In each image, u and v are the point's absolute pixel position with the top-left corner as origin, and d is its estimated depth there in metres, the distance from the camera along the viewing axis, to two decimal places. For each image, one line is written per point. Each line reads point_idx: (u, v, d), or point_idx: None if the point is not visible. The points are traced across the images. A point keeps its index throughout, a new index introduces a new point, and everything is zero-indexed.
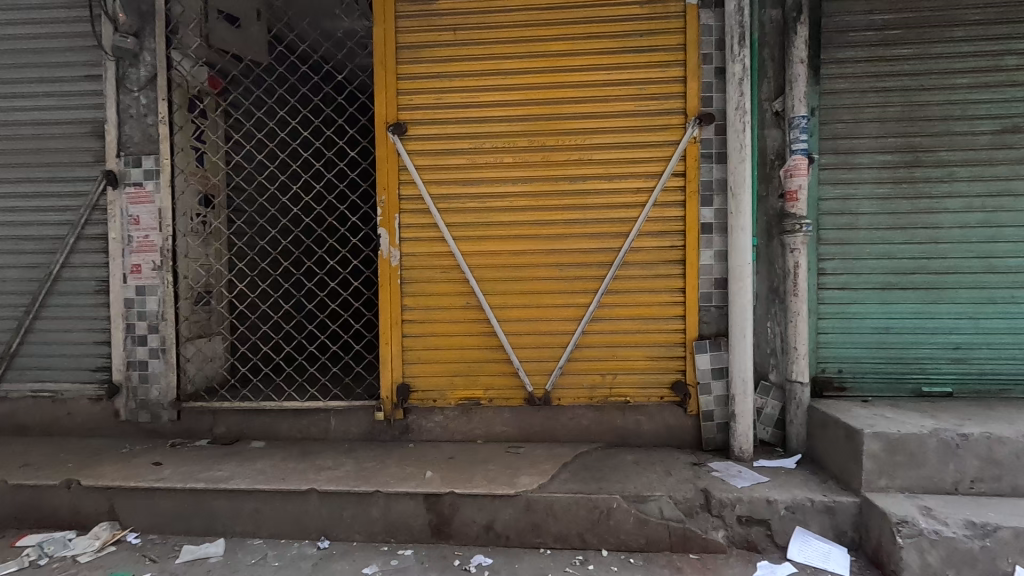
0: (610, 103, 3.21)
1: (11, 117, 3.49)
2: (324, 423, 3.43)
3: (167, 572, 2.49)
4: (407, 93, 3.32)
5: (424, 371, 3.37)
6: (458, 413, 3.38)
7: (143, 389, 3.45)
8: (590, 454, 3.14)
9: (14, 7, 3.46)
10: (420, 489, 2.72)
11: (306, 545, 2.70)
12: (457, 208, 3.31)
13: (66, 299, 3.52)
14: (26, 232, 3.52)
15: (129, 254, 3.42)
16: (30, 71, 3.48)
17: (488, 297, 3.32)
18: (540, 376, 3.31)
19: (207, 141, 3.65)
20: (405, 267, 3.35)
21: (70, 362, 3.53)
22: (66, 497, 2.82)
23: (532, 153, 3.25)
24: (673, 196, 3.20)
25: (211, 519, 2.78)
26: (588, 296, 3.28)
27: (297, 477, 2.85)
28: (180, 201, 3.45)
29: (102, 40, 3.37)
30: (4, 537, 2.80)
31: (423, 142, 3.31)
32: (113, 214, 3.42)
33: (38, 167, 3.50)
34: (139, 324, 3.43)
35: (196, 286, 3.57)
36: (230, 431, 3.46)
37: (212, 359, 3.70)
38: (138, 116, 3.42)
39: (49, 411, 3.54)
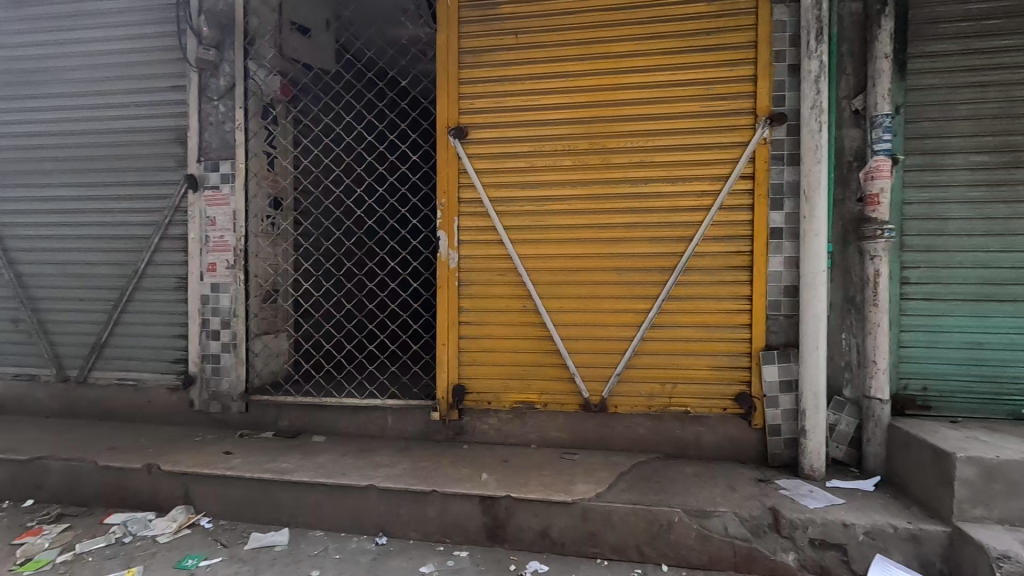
0: (674, 105, 3.13)
1: (105, 126, 3.79)
2: (381, 421, 3.50)
3: (237, 557, 2.61)
4: (469, 98, 3.36)
5: (480, 373, 3.38)
6: (512, 417, 3.37)
7: (215, 381, 3.64)
8: (648, 464, 3.05)
9: (111, 24, 3.77)
10: (476, 491, 2.72)
11: (364, 540, 2.76)
12: (515, 211, 3.31)
13: (149, 294, 3.77)
14: (116, 231, 3.80)
15: (206, 254, 3.63)
16: (123, 83, 3.77)
17: (545, 301, 3.30)
18: (597, 383, 3.25)
19: (279, 146, 3.83)
20: (463, 270, 3.39)
21: (151, 353, 3.78)
22: (147, 480, 3.01)
23: (592, 156, 3.21)
24: (740, 200, 3.07)
25: (277, 509, 2.88)
26: (648, 302, 3.20)
27: (356, 473, 2.92)
28: (253, 204, 3.63)
29: (187, 53, 3.60)
30: (93, 514, 3.01)
31: (483, 146, 3.34)
32: (193, 216, 3.64)
33: (129, 172, 3.77)
34: (213, 319, 3.63)
35: (265, 285, 3.74)
36: (293, 425, 3.61)
37: (278, 354, 3.86)
38: (217, 123, 3.62)
39: (132, 398, 3.80)
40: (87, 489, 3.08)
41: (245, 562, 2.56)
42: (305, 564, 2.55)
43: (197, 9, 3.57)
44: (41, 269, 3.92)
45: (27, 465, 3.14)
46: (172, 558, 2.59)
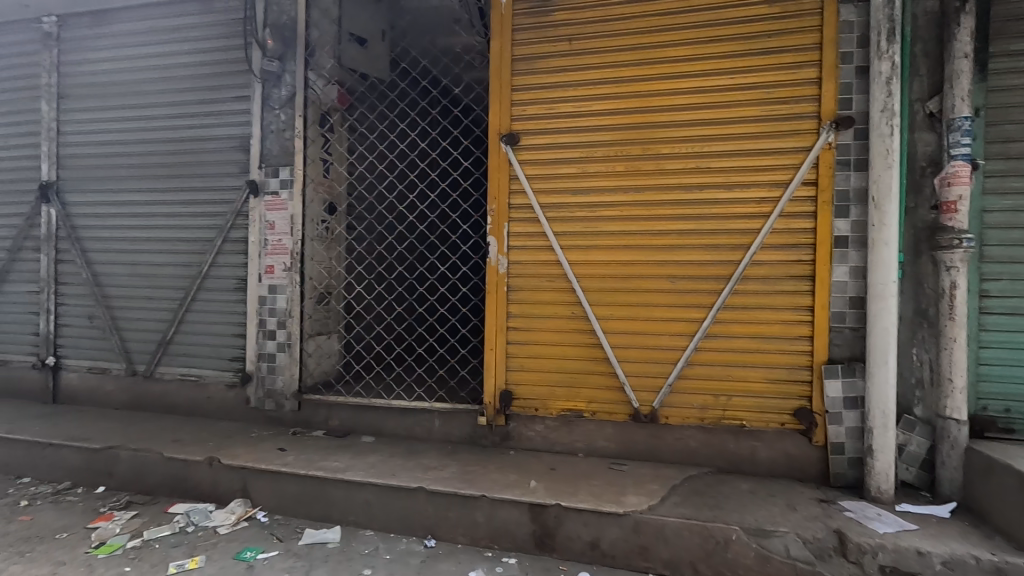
0: (732, 109, 3.05)
1: (176, 134, 4.01)
2: (428, 424, 3.54)
3: (292, 551, 2.68)
4: (521, 104, 3.38)
5: (527, 380, 3.37)
6: (559, 424, 3.34)
7: (270, 379, 3.77)
8: (700, 479, 2.95)
9: (184, 39, 4.00)
10: (525, 498, 2.70)
11: (413, 542, 2.78)
12: (566, 217, 3.30)
13: (212, 295, 3.95)
14: (183, 234, 4.00)
15: (264, 256, 3.77)
16: (193, 94, 3.98)
17: (595, 308, 3.27)
18: (647, 393, 3.19)
19: (334, 153, 3.95)
20: (512, 276, 3.39)
21: (211, 351, 3.95)
22: (208, 473, 3.14)
23: (645, 162, 3.17)
24: (801, 207, 2.96)
25: (329, 507, 2.95)
26: (702, 311, 3.12)
27: (406, 475, 2.96)
28: (309, 209, 3.76)
29: (252, 64, 3.78)
30: (158, 502, 3.16)
31: (534, 151, 3.35)
32: (254, 220, 3.80)
33: (195, 178, 3.97)
34: (270, 319, 3.76)
35: (319, 286, 3.85)
36: (343, 424, 3.69)
37: (329, 355, 3.95)
38: (278, 131, 3.77)
39: (194, 393, 3.98)
40: (153, 478, 3.23)
41: (299, 557, 2.63)
42: (357, 563, 2.59)
43: (262, 22, 3.76)
44: (114, 268, 4.17)
45: (100, 453, 3.32)
46: (231, 549, 2.68)
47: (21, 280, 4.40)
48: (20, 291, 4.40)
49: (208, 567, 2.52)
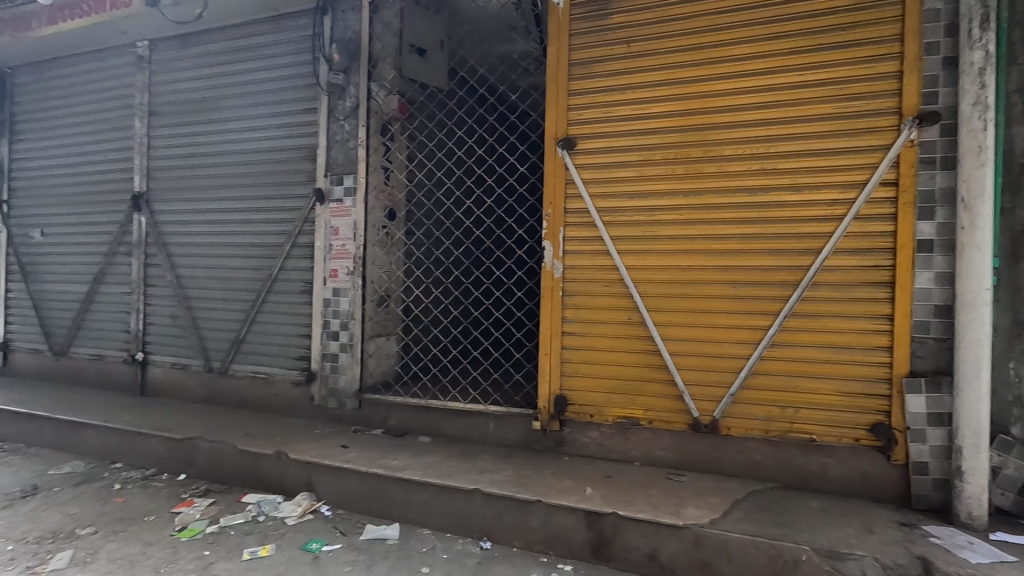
0: (800, 108, 2.92)
1: (250, 146, 4.28)
2: (483, 426, 3.58)
3: (354, 545, 2.78)
4: (577, 109, 3.37)
5: (582, 385, 3.34)
6: (615, 431, 3.29)
7: (333, 378, 3.94)
8: (765, 494, 2.82)
9: (259, 57, 4.27)
10: (581, 505, 2.68)
11: (469, 543, 2.82)
12: (623, 221, 3.25)
13: (281, 297, 4.17)
14: (255, 240, 4.26)
15: (329, 261, 3.95)
16: (266, 108, 4.24)
17: (653, 314, 3.20)
18: (708, 403, 3.08)
19: (395, 161, 4.08)
20: (568, 281, 3.38)
21: (279, 350, 4.17)
22: (277, 466, 3.31)
23: (705, 164, 3.08)
24: (879, 209, 2.78)
25: (388, 504, 3.04)
26: (767, 318, 2.99)
27: (462, 476, 3.00)
28: (371, 215, 3.90)
29: (320, 78, 3.98)
30: (233, 492, 3.36)
31: (591, 155, 3.33)
32: (320, 226, 3.99)
33: (267, 187, 4.22)
34: (333, 321, 3.93)
35: (379, 290, 3.98)
36: (400, 424, 3.80)
37: (388, 356, 4.08)
38: (342, 141, 3.95)
39: (263, 390, 4.21)
40: (228, 469, 3.45)
41: (361, 551, 2.72)
42: (415, 560, 2.65)
43: (329, 38, 3.96)
44: (195, 272, 4.49)
45: (182, 443, 3.58)
46: (298, 540, 2.82)
47: (115, 282, 4.82)
48: (114, 292, 4.83)
49: (278, 556, 2.66)
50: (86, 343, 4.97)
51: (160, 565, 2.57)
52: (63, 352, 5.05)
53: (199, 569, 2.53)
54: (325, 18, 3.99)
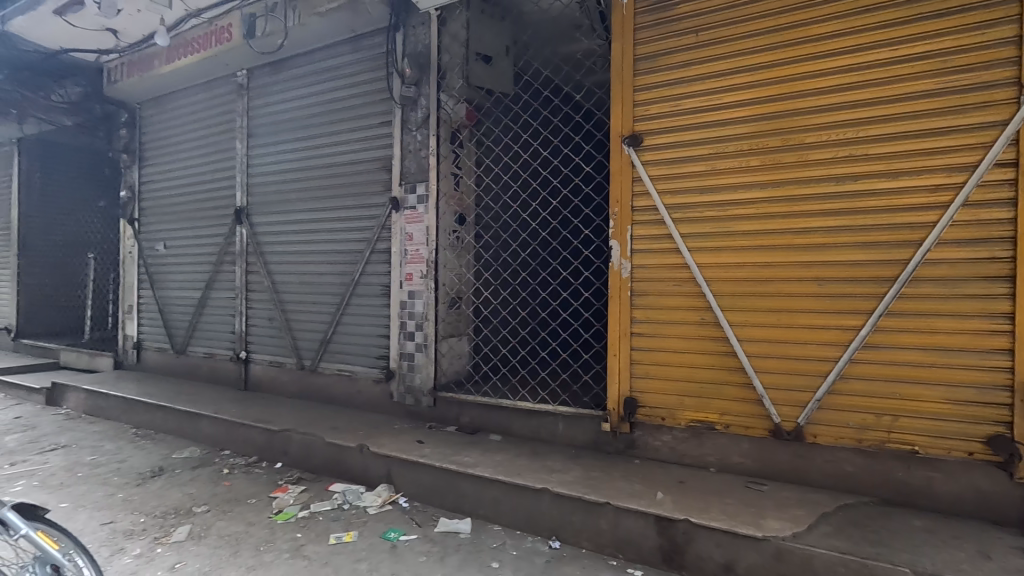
0: (894, 87, 2.66)
1: (334, 160, 4.61)
2: (552, 426, 3.60)
3: (429, 537, 2.91)
4: (644, 104, 3.29)
5: (653, 388, 3.26)
6: (688, 435, 3.17)
7: (409, 376, 4.14)
8: (859, 509, 2.60)
9: (340, 76, 4.59)
10: (652, 509, 2.62)
11: (539, 541, 2.85)
12: (693, 218, 3.14)
13: (362, 300, 4.46)
14: (339, 247, 4.58)
15: (404, 265, 4.16)
16: (347, 124, 4.54)
17: (727, 314, 3.05)
18: (791, 409, 2.90)
19: (463, 167, 4.21)
20: (636, 280, 3.31)
21: (362, 349, 4.45)
22: (360, 458, 3.55)
23: (785, 153, 2.90)
24: (993, 194, 2.47)
25: (461, 499, 3.15)
26: (858, 318, 2.75)
27: (531, 475, 3.05)
28: (442, 220, 4.06)
29: (394, 92, 4.21)
30: (321, 480, 3.64)
31: (658, 152, 3.24)
32: (396, 232, 4.21)
33: (349, 198, 4.52)
34: (409, 322, 4.13)
35: (451, 292, 4.12)
36: (473, 422, 3.91)
37: (460, 356, 4.21)
38: (415, 150, 4.14)
39: (348, 387, 4.52)
40: (317, 459, 3.74)
41: (435, 543, 2.84)
42: (486, 555, 2.73)
43: (402, 53, 4.18)
44: (288, 278, 4.92)
45: (278, 435, 3.94)
46: (378, 529, 3.00)
47: (223, 288, 5.39)
48: (222, 297, 5.39)
49: (360, 542, 2.85)
50: (201, 342, 5.60)
51: (260, 543, 2.84)
52: (182, 350, 5.72)
53: (292, 549, 2.77)
54: (397, 35, 4.21)
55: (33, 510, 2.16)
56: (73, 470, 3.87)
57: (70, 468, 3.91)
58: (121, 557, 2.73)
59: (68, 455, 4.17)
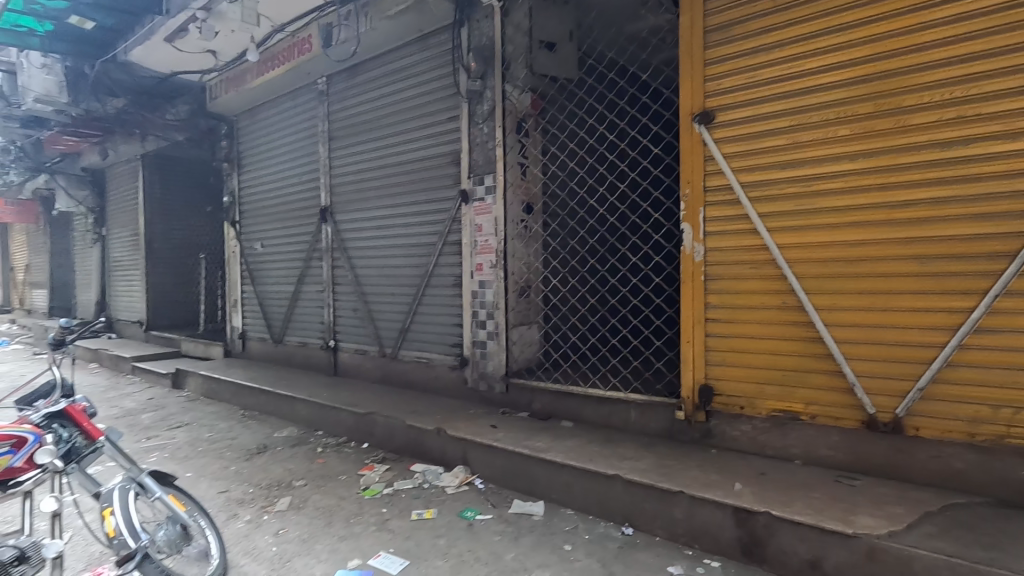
0: (1011, 36, 2.36)
1: (406, 157, 4.81)
2: (624, 414, 3.57)
3: (503, 517, 3.02)
4: (716, 78, 3.13)
5: (731, 375, 3.13)
6: (770, 426, 3.02)
7: (482, 364, 4.28)
8: (970, 510, 2.35)
9: (409, 75, 4.77)
10: (729, 500, 2.54)
11: (611, 527, 2.86)
12: (772, 196, 2.95)
13: (436, 290, 4.65)
14: (413, 240, 4.80)
15: (475, 256, 4.29)
16: (417, 121, 4.72)
17: (812, 297, 2.86)
18: (887, 398, 2.67)
19: (530, 156, 4.24)
20: (710, 264, 3.18)
21: (437, 337, 4.66)
22: (438, 441, 3.74)
23: (878, 120, 2.65)
24: None
25: (533, 482, 3.23)
26: (967, 299, 2.48)
27: (603, 462, 3.06)
28: (509, 210, 4.13)
29: (460, 87, 4.32)
30: (404, 461, 3.87)
31: (731, 128, 3.08)
32: (466, 224, 4.34)
33: (422, 193, 4.72)
34: (481, 310, 4.26)
35: (520, 281, 4.19)
36: (544, 408, 3.97)
37: (531, 344, 4.28)
38: (482, 143, 4.24)
39: (426, 373, 4.75)
40: (400, 441, 3.99)
41: (509, 523, 2.94)
42: (558, 537, 2.78)
43: (467, 48, 4.27)
44: (369, 270, 5.23)
45: (364, 417, 4.24)
46: (456, 507, 3.15)
47: (312, 282, 5.84)
48: (312, 290, 5.84)
49: (440, 519, 3.01)
50: (295, 332, 6.12)
51: (350, 515, 3.09)
52: (280, 340, 6.28)
53: (378, 522, 2.99)
54: (463, 30, 4.31)
55: (165, 476, 2.49)
56: (195, 445, 4.41)
57: (193, 443, 4.46)
58: (235, 521, 3.08)
59: (191, 431, 4.75)
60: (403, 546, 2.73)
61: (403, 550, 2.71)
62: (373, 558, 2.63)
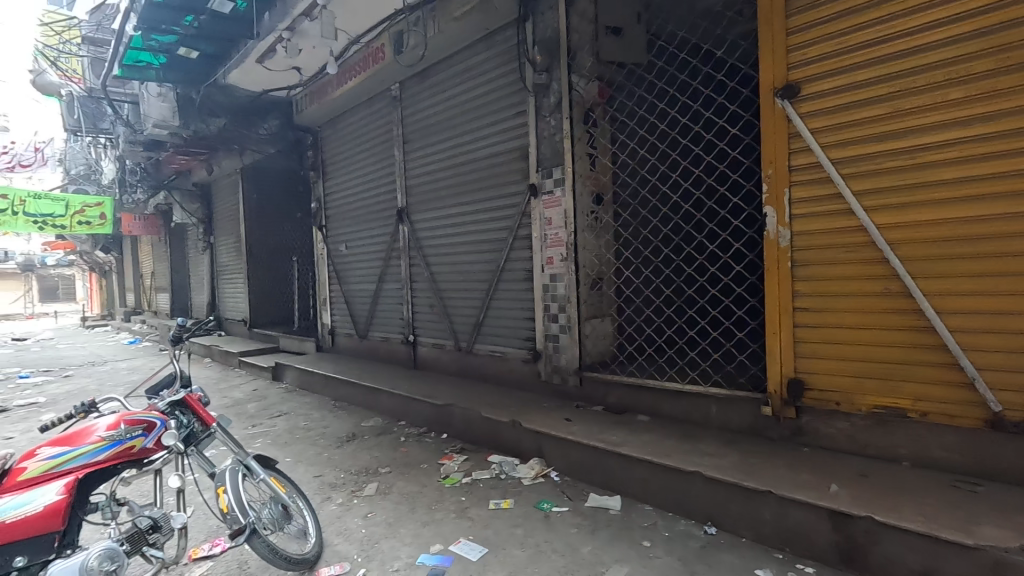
0: None
1: (476, 155, 4.91)
2: (704, 409, 3.42)
3: (580, 510, 3.01)
4: (800, 48, 2.90)
5: (825, 368, 2.90)
6: (871, 424, 2.76)
7: (556, 357, 4.28)
8: None
9: (477, 75, 4.86)
10: (824, 503, 2.36)
11: (693, 525, 2.76)
12: (869, 172, 2.69)
13: (508, 285, 4.71)
14: (485, 236, 4.89)
15: (546, 249, 4.29)
16: (486, 119, 4.80)
17: (920, 282, 2.57)
18: (1015, 394, 2.35)
19: (599, 146, 4.17)
20: (797, 249, 2.95)
21: (510, 331, 4.72)
22: (514, 433, 3.80)
23: (999, 79, 2.33)
24: None
25: (610, 476, 3.19)
26: None
27: (682, 458, 2.95)
28: (579, 202, 4.09)
29: (527, 81, 4.32)
30: (481, 451, 3.98)
31: (819, 100, 2.83)
32: (536, 218, 4.35)
33: (492, 190, 4.79)
34: (553, 304, 4.26)
35: (592, 273, 4.14)
36: (620, 402, 3.90)
37: (605, 337, 4.22)
38: (550, 136, 4.22)
39: (500, 367, 4.83)
40: (477, 432, 4.10)
41: (586, 517, 2.93)
42: (637, 532, 2.73)
43: (533, 41, 4.26)
44: (443, 268, 5.40)
45: (443, 408, 4.41)
46: (533, 499, 3.19)
47: (392, 280, 6.13)
48: (392, 288, 6.14)
49: (517, 509, 3.06)
50: (378, 328, 6.46)
51: (432, 502, 3.23)
52: (364, 334, 6.67)
53: (458, 510, 3.10)
54: (528, 24, 4.31)
55: (268, 460, 2.74)
56: (293, 432, 4.80)
57: (291, 430, 4.86)
58: (329, 503, 3.33)
59: (290, 420, 5.19)
60: (482, 534, 2.81)
61: (482, 538, 2.78)
62: (453, 544, 2.73)
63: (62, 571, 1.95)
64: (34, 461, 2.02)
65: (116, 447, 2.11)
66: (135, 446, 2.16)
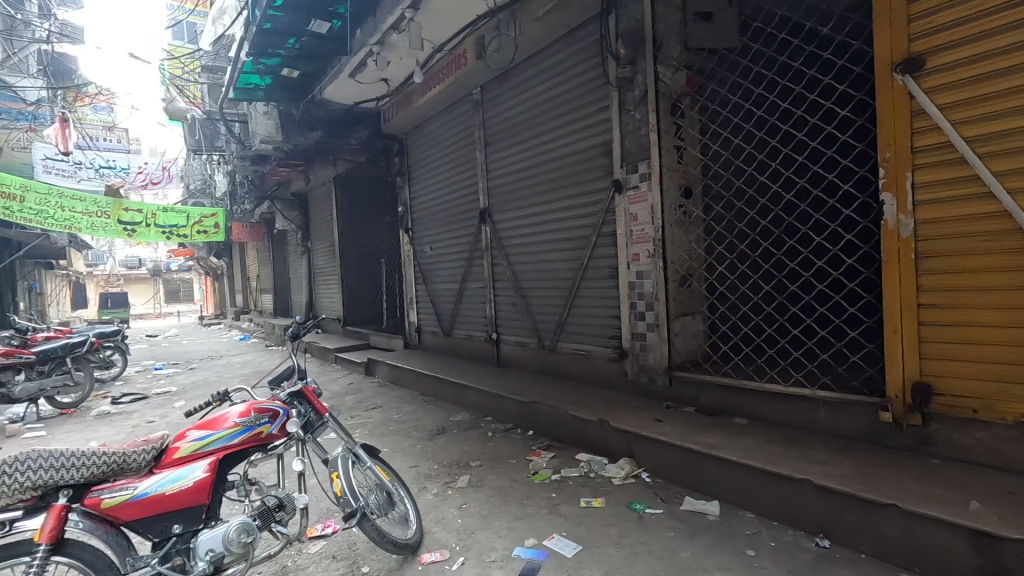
0: None
1: (557, 153, 4.92)
2: (811, 413, 3.19)
3: (675, 513, 2.92)
4: (924, 16, 2.62)
5: (957, 371, 2.60)
6: (1017, 435, 2.44)
7: (643, 356, 4.18)
8: None
9: (558, 73, 4.85)
10: (962, 521, 2.11)
11: (802, 537, 2.58)
12: (1014, 150, 2.38)
13: (592, 282, 4.67)
14: (567, 234, 4.88)
15: (631, 246, 4.20)
16: (567, 117, 4.79)
17: None
18: None
19: (687, 137, 4.06)
20: (921, 239, 2.67)
21: (595, 329, 4.68)
22: (602, 432, 3.76)
23: None
24: None
25: (706, 480, 3.07)
26: None
27: (789, 464, 2.77)
28: (667, 196, 3.97)
29: (610, 76, 4.26)
30: (568, 449, 3.98)
31: (949, 72, 2.54)
32: (621, 215, 4.27)
33: (574, 187, 4.77)
34: (640, 302, 4.17)
35: (681, 270, 4.01)
36: (713, 403, 3.74)
37: (695, 335, 4.11)
38: (634, 130, 4.12)
39: (584, 365, 4.80)
40: (564, 430, 4.11)
41: (683, 521, 2.84)
42: (740, 540, 2.60)
43: (615, 35, 4.17)
44: (525, 267, 5.47)
45: (529, 405, 4.46)
46: (624, 499, 3.14)
47: (475, 279, 6.29)
48: (476, 286, 6.30)
49: (608, 509, 3.04)
50: (462, 326, 6.66)
51: (523, 497, 3.28)
52: (449, 332, 6.91)
53: (549, 506, 3.13)
54: (610, 17, 4.23)
55: (373, 450, 2.92)
56: (388, 424, 5.08)
57: (386, 422, 5.15)
58: (426, 493, 3.49)
59: (384, 412, 5.49)
60: (575, 531, 2.82)
61: (575, 535, 2.79)
62: (547, 539, 2.76)
63: (209, 540, 2.21)
64: (185, 441, 2.30)
65: (248, 432, 2.36)
66: (263, 432, 2.40)
